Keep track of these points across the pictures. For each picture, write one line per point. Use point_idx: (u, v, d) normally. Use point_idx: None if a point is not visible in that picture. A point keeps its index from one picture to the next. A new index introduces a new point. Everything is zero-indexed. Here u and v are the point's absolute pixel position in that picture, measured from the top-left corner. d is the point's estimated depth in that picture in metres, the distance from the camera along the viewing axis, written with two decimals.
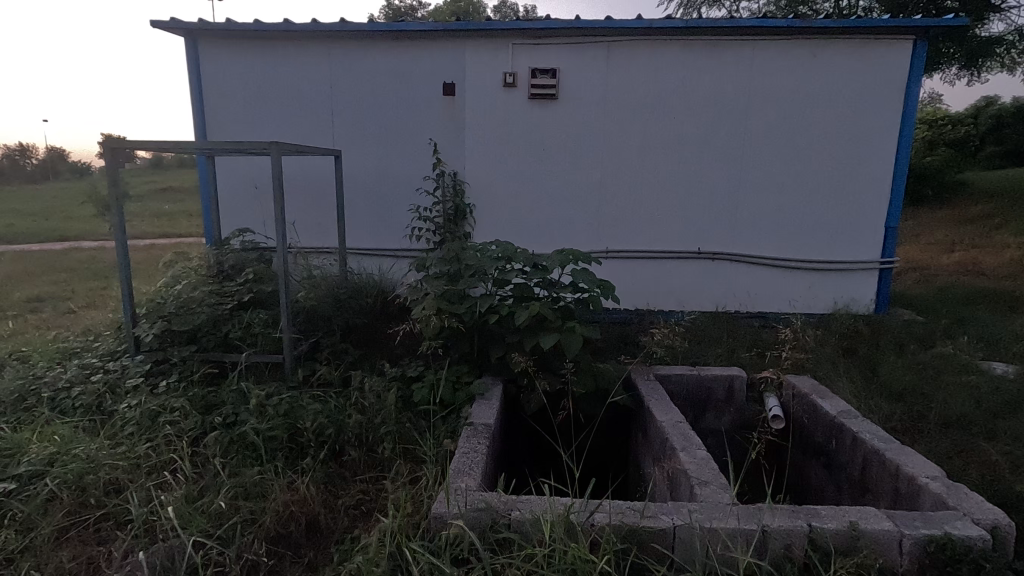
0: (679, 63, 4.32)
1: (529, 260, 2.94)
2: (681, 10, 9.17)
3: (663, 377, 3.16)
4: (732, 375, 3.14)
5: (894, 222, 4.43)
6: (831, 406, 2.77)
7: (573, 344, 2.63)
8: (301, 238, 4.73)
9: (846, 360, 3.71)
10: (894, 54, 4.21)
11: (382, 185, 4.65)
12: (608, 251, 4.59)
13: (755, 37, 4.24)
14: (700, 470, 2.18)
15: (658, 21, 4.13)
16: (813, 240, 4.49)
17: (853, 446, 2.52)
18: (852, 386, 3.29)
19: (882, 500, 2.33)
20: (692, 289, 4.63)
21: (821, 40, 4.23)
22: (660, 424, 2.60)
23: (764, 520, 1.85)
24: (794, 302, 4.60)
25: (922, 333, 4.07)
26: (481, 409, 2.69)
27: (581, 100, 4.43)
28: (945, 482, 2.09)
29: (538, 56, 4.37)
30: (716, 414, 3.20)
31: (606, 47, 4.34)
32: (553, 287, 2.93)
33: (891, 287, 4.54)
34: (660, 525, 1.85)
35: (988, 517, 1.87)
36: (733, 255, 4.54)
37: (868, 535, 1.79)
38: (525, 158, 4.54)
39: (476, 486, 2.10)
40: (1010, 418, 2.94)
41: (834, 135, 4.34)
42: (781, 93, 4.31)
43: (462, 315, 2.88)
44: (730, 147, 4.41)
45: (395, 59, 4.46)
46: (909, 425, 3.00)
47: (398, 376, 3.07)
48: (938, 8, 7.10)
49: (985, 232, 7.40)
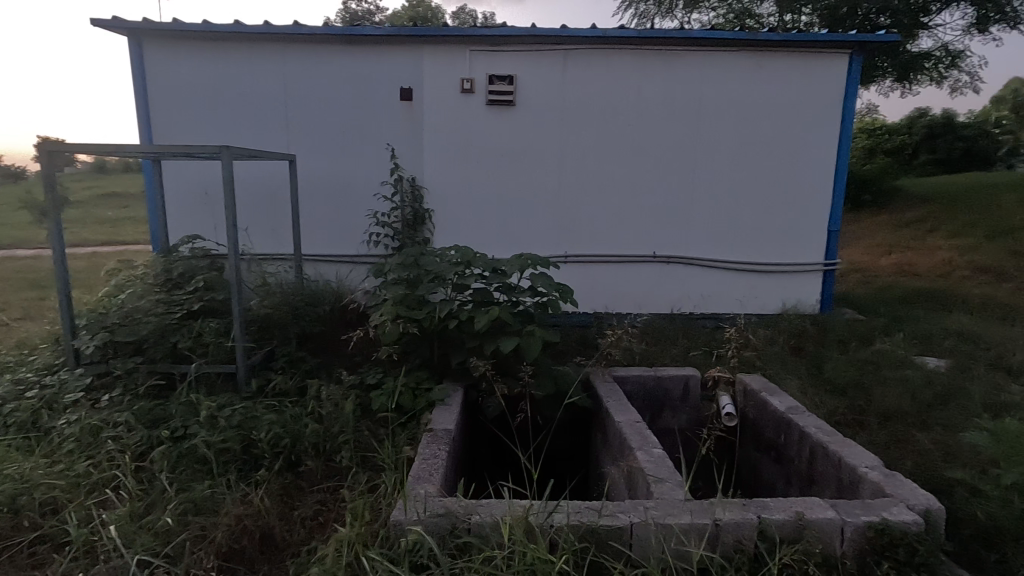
0: (632, 72, 4.43)
1: (488, 265, 2.95)
2: (635, 20, 9.46)
3: (621, 378, 3.22)
4: (687, 375, 3.24)
5: (836, 226, 4.67)
6: (779, 402, 2.89)
7: (533, 347, 2.66)
8: (255, 245, 4.61)
9: (794, 359, 3.87)
10: (834, 66, 4.43)
11: (340, 190, 4.59)
12: (567, 256, 4.65)
13: (704, 47, 4.40)
14: (656, 468, 2.24)
15: (612, 31, 4.24)
16: (763, 242, 4.67)
17: (800, 440, 2.63)
18: (800, 383, 3.44)
19: (827, 490, 2.43)
20: (649, 291, 4.74)
21: (765, 51, 4.41)
22: (618, 424, 2.64)
23: (717, 515, 1.91)
24: (744, 302, 4.77)
25: (863, 331, 4.28)
26: (442, 415, 2.68)
27: (539, 107, 4.49)
28: (883, 471, 2.21)
29: (495, 63, 4.41)
30: (672, 413, 3.29)
31: (562, 55, 4.41)
32: (512, 291, 2.95)
33: (834, 288, 4.77)
34: (618, 522, 1.89)
35: (921, 502, 1.99)
36: (687, 258, 4.68)
37: (812, 524, 1.88)
38: (485, 164, 4.56)
39: (436, 492, 2.09)
40: (942, 409, 3.13)
41: (779, 143, 4.54)
42: (731, 103, 4.48)
43: (422, 321, 2.87)
44: (683, 154, 4.55)
45: (351, 62, 4.41)
46: (851, 419, 3.15)
47: (357, 383, 3.01)
48: (873, 24, 7.63)
49: (919, 235, 7.84)
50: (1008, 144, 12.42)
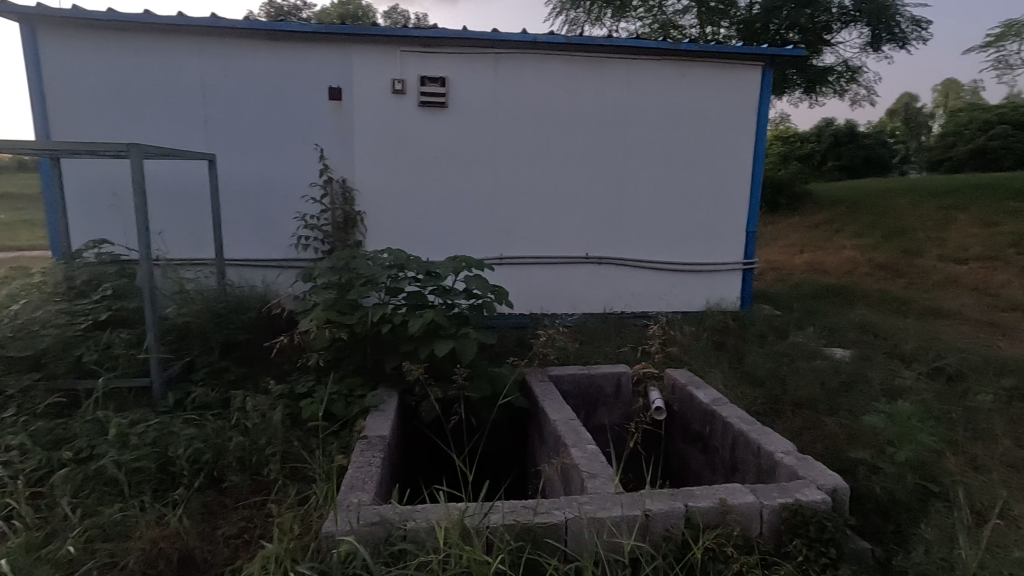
0: (562, 77, 4.53)
1: (421, 268, 2.92)
2: (565, 27, 9.70)
3: (556, 378, 3.28)
4: (619, 372, 3.35)
5: (753, 227, 4.97)
6: (704, 395, 3.04)
7: (468, 349, 2.66)
8: (171, 250, 4.34)
9: (717, 353, 4.09)
10: (748, 77, 4.72)
11: (265, 192, 4.40)
12: (502, 258, 4.68)
13: (630, 55, 4.55)
14: (590, 464, 2.29)
15: (542, 36, 4.33)
16: (688, 243, 4.89)
17: (723, 431, 2.78)
18: (723, 376, 3.63)
19: (748, 476, 2.58)
20: (582, 292, 4.85)
21: (686, 60, 4.63)
22: (553, 423, 2.68)
23: (647, 506, 1.98)
24: (672, 300, 4.97)
25: (779, 326, 4.58)
26: (376, 422, 2.62)
27: (471, 109, 4.49)
28: (796, 455, 2.37)
29: (426, 64, 4.37)
30: (606, 410, 3.38)
31: (493, 59, 4.43)
32: (447, 294, 2.93)
33: (753, 286, 5.07)
34: (552, 519, 1.92)
35: (829, 482, 2.15)
36: (618, 259, 4.83)
37: (734, 508, 1.99)
38: (418, 165, 4.51)
39: (370, 501, 2.05)
40: (847, 395, 3.40)
41: (700, 148, 4.78)
42: (656, 109, 4.67)
43: (354, 325, 2.81)
44: (613, 158, 4.70)
45: (275, 59, 4.24)
46: (769, 408, 3.36)
47: (286, 393, 2.89)
48: (783, 39, 8.26)
49: (828, 236, 8.47)
50: (901, 153, 13.93)
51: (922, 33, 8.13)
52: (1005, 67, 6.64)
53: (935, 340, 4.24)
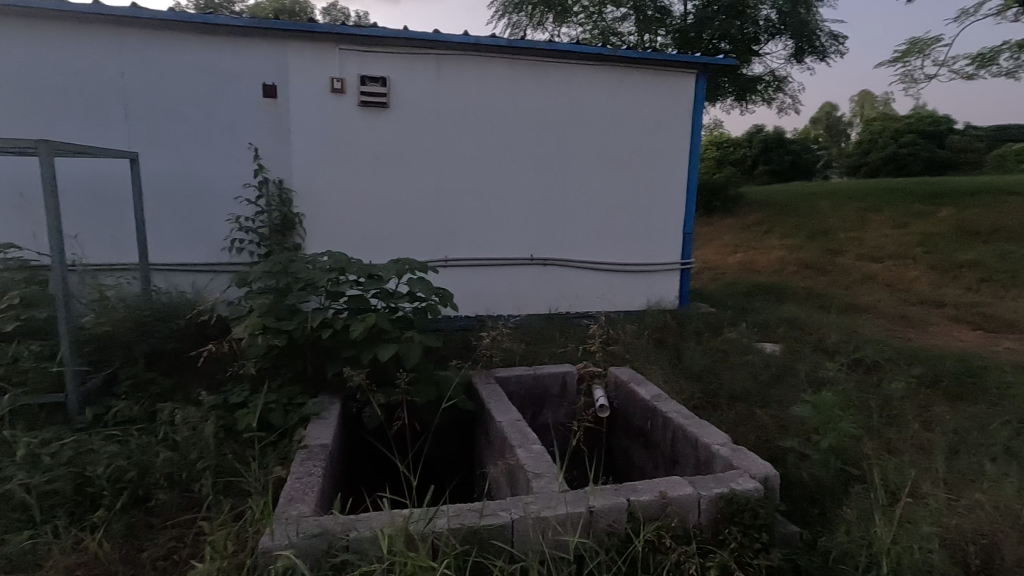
0: (504, 79, 4.55)
1: (363, 271, 2.86)
2: (508, 30, 9.77)
3: (502, 379, 3.28)
4: (564, 371, 3.39)
5: (690, 228, 5.16)
6: (645, 391, 3.13)
7: (412, 353, 2.62)
8: (89, 254, 4.05)
9: (658, 350, 4.22)
10: (683, 84, 4.90)
11: (194, 193, 4.18)
12: (446, 260, 4.65)
13: (571, 60, 4.63)
14: (536, 463, 2.31)
15: (484, 39, 4.34)
16: (629, 245, 5.03)
17: (664, 425, 2.87)
18: (663, 372, 3.75)
19: (687, 468, 2.68)
20: (527, 293, 4.89)
21: (625, 67, 4.75)
22: (499, 424, 2.69)
23: (591, 502, 2.02)
24: (614, 300, 5.10)
25: (714, 323, 4.78)
26: (317, 430, 2.54)
27: (413, 110, 4.43)
28: (731, 446, 2.47)
29: (366, 63, 4.29)
30: (551, 409, 3.42)
31: (434, 60, 4.40)
32: (390, 297, 2.87)
33: (690, 285, 5.27)
34: (498, 521, 1.92)
35: (761, 471, 2.26)
36: (562, 260, 4.90)
37: (674, 500, 2.06)
38: (359, 167, 4.41)
39: (310, 512, 1.99)
40: (777, 386, 3.60)
41: (639, 152, 4.92)
42: (596, 113, 4.77)
43: (293, 332, 2.72)
44: (556, 162, 4.77)
45: (203, 53, 4.03)
46: (706, 402, 3.49)
47: (219, 404, 2.75)
48: (716, 49, 8.64)
49: (759, 236, 8.93)
50: (823, 159, 14.87)
51: (839, 47, 8.72)
52: (911, 81, 7.21)
53: (854, 333, 4.55)
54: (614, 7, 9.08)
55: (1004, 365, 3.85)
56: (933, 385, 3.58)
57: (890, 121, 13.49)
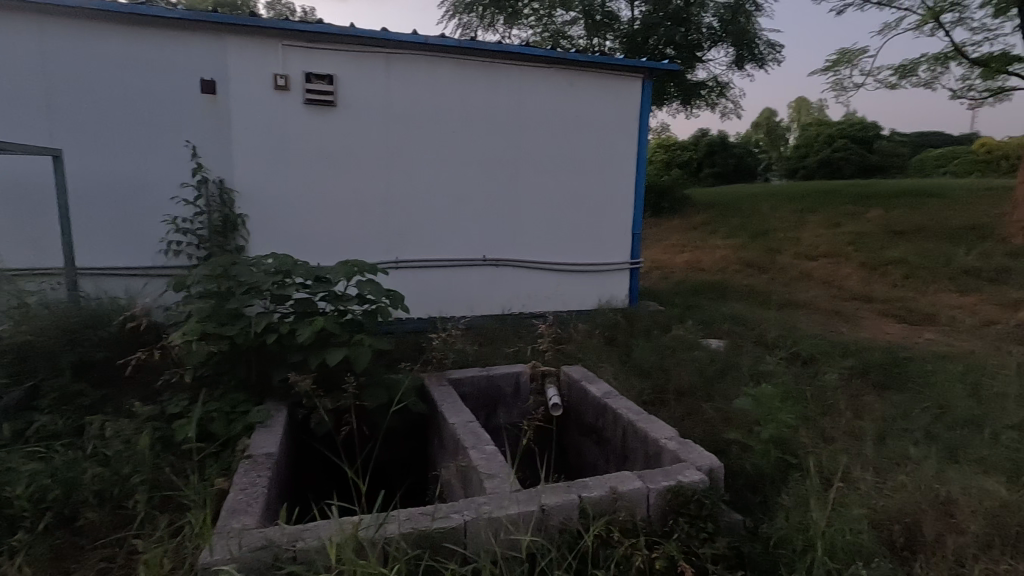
0: (454, 80, 4.53)
1: (310, 273, 2.77)
2: (459, 30, 9.73)
3: (455, 381, 3.26)
4: (517, 372, 3.41)
5: (639, 229, 5.29)
6: (597, 389, 3.18)
7: (362, 357, 2.56)
8: (8, 259, 3.78)
9: (609, 349, 4.30)
10: (630, 88, 5.01)
11: (126, 193, 3.97)
12: (397, 262, 4.59)
13: (521, 62, 4.66)
14: (489, 464, 2.31)
15: (433, 38, 4.32)
16: (580, 245, 5.10)
17: (614, 421, 2.92)
18: (614, 370, 3.82)
19: (637, 463, 2.74)
20: (480, 294, 4.89)
21: (574, 70, 4.81)
22: (451, 427, 2.67)
23: (543, 500, 2.04)
24: (566, 300, 5.16)
25: (663, 321, 4.91)
26: (262, 439, 2.46)
27: (361, 109, 4.35)
28: (678, 440, 2.55)
29: (311, 60, 4.17)
30: (505, 410, 3.42)
31: (383, 59, 4.33)
32: (338, 300, 2.80)
33: (640, 284, 5.40)
34: (451, 523, 1.91)
35: (706, 463, 2.34)
36: (515, 261, 4.92)
37: (623, 495, 2.10)
38: (305, 167, 4.29)
39: (254, 524, 1.92)
40: (721, 380, 3.73)
41: (589, 154, 5.00)
42: (547, 115, 4.82)
43: (235, 337, 2.61)
44: (507, 163, 4.78)
45: (135, 45, 3.82)
46: (655, 397, 3.59)
47: (155, 415, 2.62)
48: (661, 54, 8.89)
49: (704, 236, 9.24)
50: (763, 162, 15.52)
51: (776, 55, 9.14)
52: (841, 89, 7.64)
53: (792, 328, 4.77)
54: (564, 11, 9.19)
55: (926, 356, 4.12)
56: (863, 375, 3.81)
57: (824, 126, 14.22)
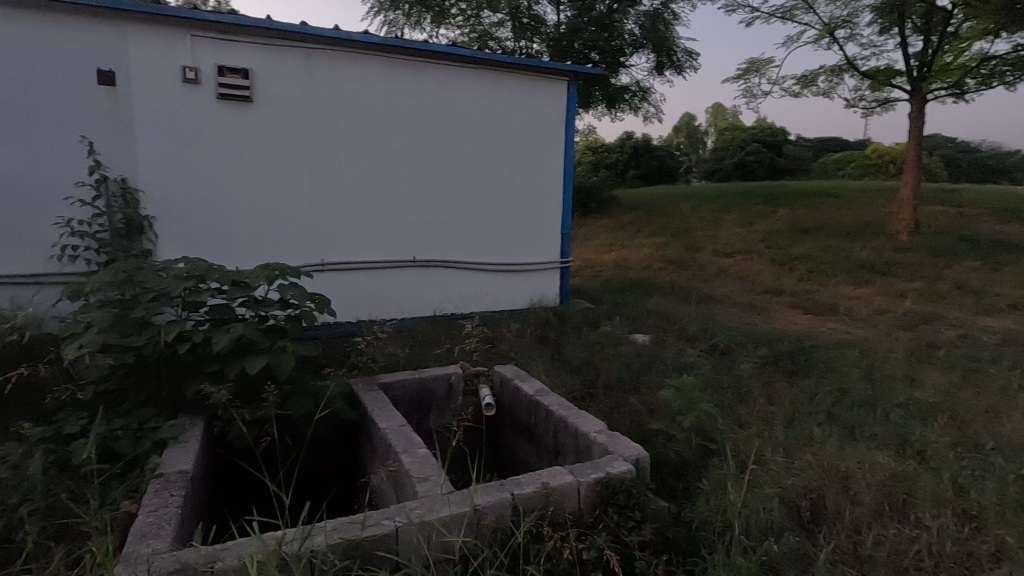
0: (379, 78, 4.44)
1: (226, 278, 2.62)
2: (384, 27, 9.57)
3: (386, 385, 3.20)
4: (450, 373, 3.38)
5: (567, 229, 5.41)
6: (529, 387, 3.21)
7: (285, 364, 2.45)
8: None
9: (540, 346, 4.36)
10: (556, 90, 5.11)
11: (10, 191, 3.59)
12: (323, 264, 4.44)
13: (447, 62, 4.63)
14: (421, 468, 2.28)
15: (356, 35, 4.20)
16: (511, 245, 5.16)
17: (547, 418, 2.96)
18: (545, 367, 3.88)
19: (569, 457, 2.80)
20: (411, 295, 4.82)
21: (500, 71, 4.84)
22: (382, 432, 2.61)
23: (476, 500, 2.03)
24: (499, 300, 5.19)
25: (592, 317, 5.05)
26: (175, 455, 2.30)
27: (280, 105, 4.17)
28: (607, 433, 2.62)
29: (224, 53, 3.95)
30: (438, 412, 3.39)
31: (303, 54, 4.17)
32: (259, 305, 2.67)
33: (569, 283, 5.52)
34: (382, 530, 1.88)
35: (633, 454, 2.42)
36: (445, 262, 4.89)
37: (555, 490, 2.14)
38: (220, 166, 4.06)
39: (167, 547, 1.79)
40: (646, 373, 3.88)
41: (517, 155, 5.05)
42: (475, 116, 4.82)
43: (143, 349, 2.43)
44: (435, 163, 4.74)
45: (16, 30, 3.46)
46: (585, 392, 3.67)
47: (50, 436, 2.39)
48: (586, 58, 9.04)
49: (630, 235, 9.59)
50: (684, 164, 16.29)
51: (693, 62, 9.61)
52: (751, 96, 8.15)
53: (711, 322, 5.04)
54: (491, 12, 9.22)
55: (827, 343, 4.48)
56: (774, 363, 4.08)
57: (737, 131, 15.12)
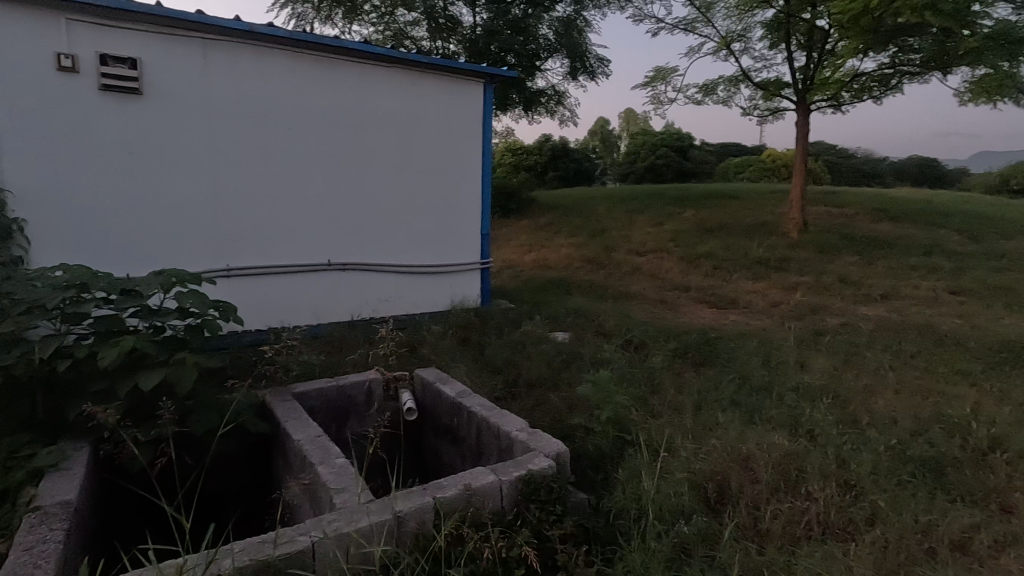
0: (285, 73, 4.23)
1: (114, 286, 2.40)
2: (292, 21, 9.16)
3: (300, 395, 3.06)
4: (369, 379, 3.29)
5: (487, 230, 5.43)
6: (451, 389, 3.19)
7: (184, 377, 2.27)
8: None
9: (462, 348, 4.34)
10: (473, 91, 5.12)
11: None
12: (228, 270, 4.18)
13: (360, 58, 4.50)
14: (339, 478, 2.20)
15: (259, 27, 3.98)
16: (430, 247, 5.11)
17: (469, 419, 2.96)
18: (467, 368, 3.87)
19: (491, 457, 2.81)
20: (327, 300, 4.64)
21: (415, 70, 4.78)
22: (296, 444, 2.49)
23: (398, 507, 1.99)
24: (419, 302, 5.12)
25: (513, 317, 5.10)
26: (55, 484, 2.07)
27: (174, 99, 3.86)
28: (528, 430, 2.66)
29: (107, 40, 3.60)
30: (358, 419, 3.29)
31: (200, 44, 3.90)
32: (154, 315, 2.46)
33: (490, 284, 5.55)
34: (297, 546, 1.79)
35: (554, 449, 2.47)
36: (363, 265, 4.76)
37: (476, 490, 2.14)
38: (105, 163, 3.70)
39: None
40: (566, 370, 3.97)
41: (434, 156, 5.01)
42: (390, 115, 4.73)
43: (14, 368, 2.17)
44: (348, 163, 4.59)
45: None
46: (507, 392, 3.70)
47: None
48: (502, 61, 9.18)
49: (549, 236, 9.79)
50: (600, 167, 16.85)
51: (605, 69, 9.99)
52: (659, 103, 8.60)
53: (626, 318, 5.24)
54: (405, 11, 9.09)
55: (731, 335, 4.80)
56: (683, 355, 4.32)
57: (648, 136, 15.87)
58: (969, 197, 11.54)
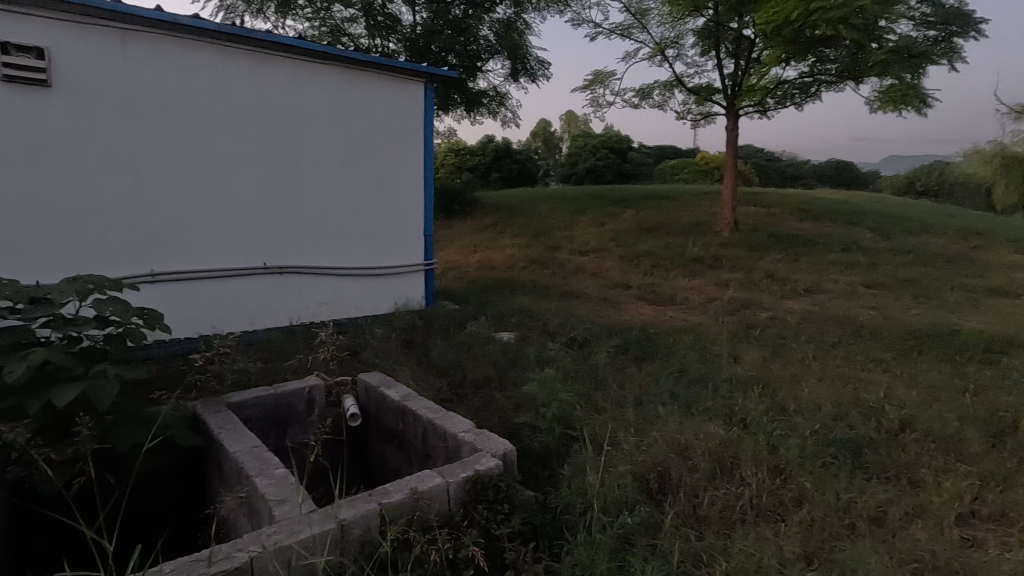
0: (213, 68, 4.03)
1: (21, 295, 2.20)
2: (220, 13, 8.76)
3: (235, 405, 2.92)
4: (310, 386, 3.19)
5: (430, 231, 5.37)
6: (395, 392, 3.14)
7: (103, 391, 2.11)
8: None
9: (406, 351, 4.28)
10: (414, 91, 5.05)
11: None
12: (153, 275, 3.94)
13: (294, 54, 4.35)
14: (278, 489, 2.11)
15: (184, 18, 3.76)
16: (372, 249, 5.01)
17: (414, 423, 2.92)
18: (412, 371, 3.82)
19: (438, 460, 2.78)
20: (262, 305, 4.46)
21: (353, 68, 4.67)
22: (231, 456, 2.38)
23: (341, 516, 1.94)
24: (361, 305, 5.01)
25: (458, 319, 5.07)
26: None
27: (88, 92, 3.60)
28: (474, 431, 2.66)
29: (8, 27, 3.31)
30: (298, 428, 3.18)
31: (117, 35, 3.66)
32: (68, 325, 2.28)
33: (434, 285, 5.50)
34: (234, 563, 1.71)
35: (500, 449, 2.48)
36: (300, 268, 4.60)
37: (422, 494, 2.12)
38: (9, 160, 3.41)
39: None
40: (512, 370, 3.98)
41: (374, 156, 4.91)
42: (326, 114, 4.60)
43: None
44: (283, 163, 4.43)
45: None
46: (453, 393, 3.68)
47: None
48: (443, 61, 9.13)
49: (494, 236, 9.82)
50: (543, 168, 17.04)
51: (545, 71, 10.13)
52: (598, 106, 8.80)
53: (570, 317, 5.33)
54: (342, 7, 8.88)
55: (669, 330, 4.98)
56: (625, 352, 4.43)
57: (589, 138, 16.21)
58: (881, 198, 12.46)
